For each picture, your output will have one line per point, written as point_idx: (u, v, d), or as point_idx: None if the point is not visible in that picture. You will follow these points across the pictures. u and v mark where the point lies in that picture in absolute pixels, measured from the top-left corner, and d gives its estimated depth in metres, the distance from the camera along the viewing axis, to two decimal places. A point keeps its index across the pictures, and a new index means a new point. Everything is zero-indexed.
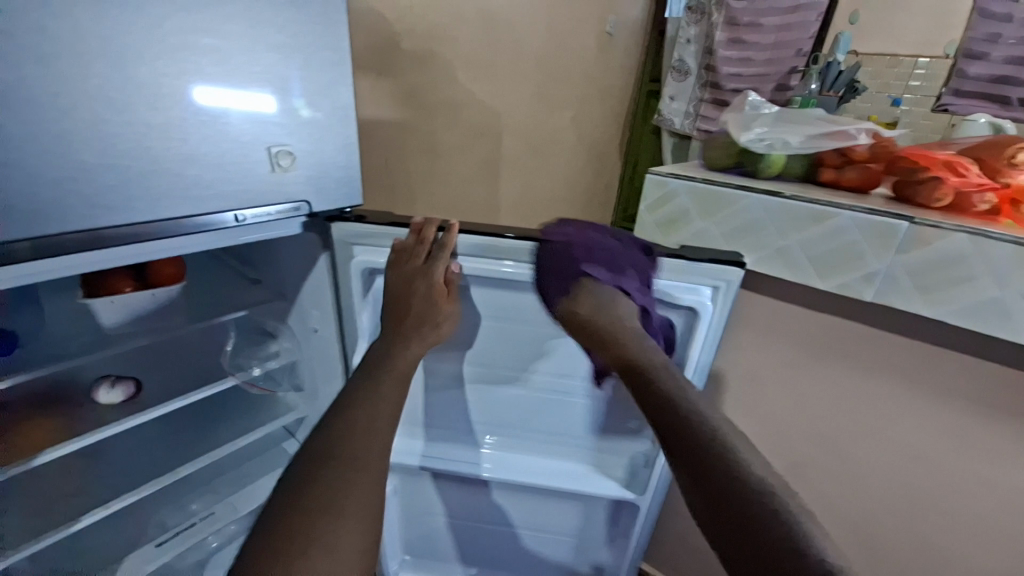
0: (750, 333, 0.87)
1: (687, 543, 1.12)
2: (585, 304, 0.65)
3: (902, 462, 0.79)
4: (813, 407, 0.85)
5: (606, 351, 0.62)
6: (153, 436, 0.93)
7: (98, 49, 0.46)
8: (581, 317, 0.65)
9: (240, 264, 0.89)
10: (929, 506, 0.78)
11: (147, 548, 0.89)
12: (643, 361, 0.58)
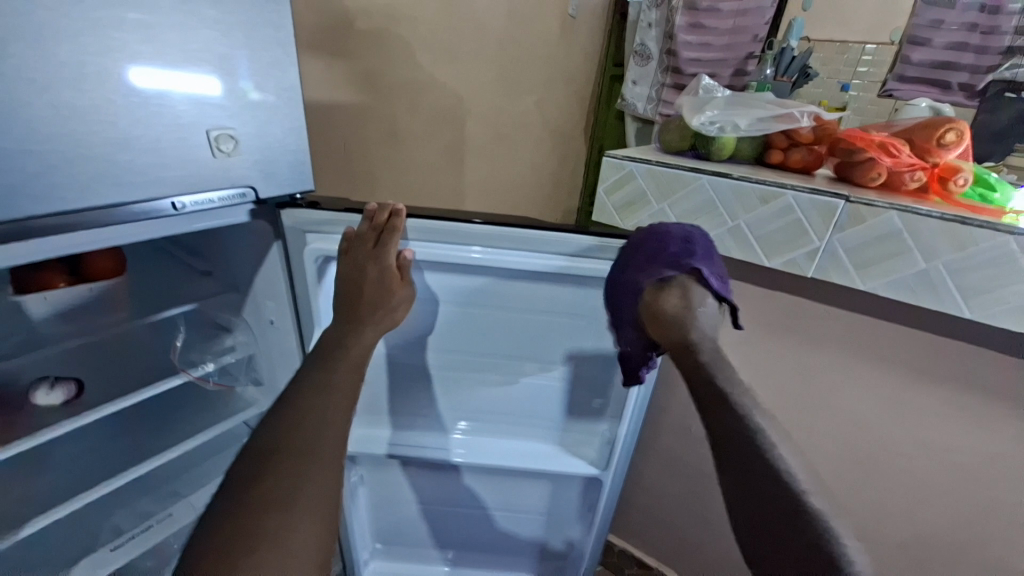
0: None
1: (652, 514, 1.17)
2: (673, 300, 0.63)
3: (845, 427, 0.84)
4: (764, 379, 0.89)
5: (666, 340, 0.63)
6: (102, 438, 0.89)
7: (10, 21, 0.42)
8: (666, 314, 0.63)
9: (191, 257, 0.84)
10: (868, 467, 0.85)
11: (102, 554, 0.86)
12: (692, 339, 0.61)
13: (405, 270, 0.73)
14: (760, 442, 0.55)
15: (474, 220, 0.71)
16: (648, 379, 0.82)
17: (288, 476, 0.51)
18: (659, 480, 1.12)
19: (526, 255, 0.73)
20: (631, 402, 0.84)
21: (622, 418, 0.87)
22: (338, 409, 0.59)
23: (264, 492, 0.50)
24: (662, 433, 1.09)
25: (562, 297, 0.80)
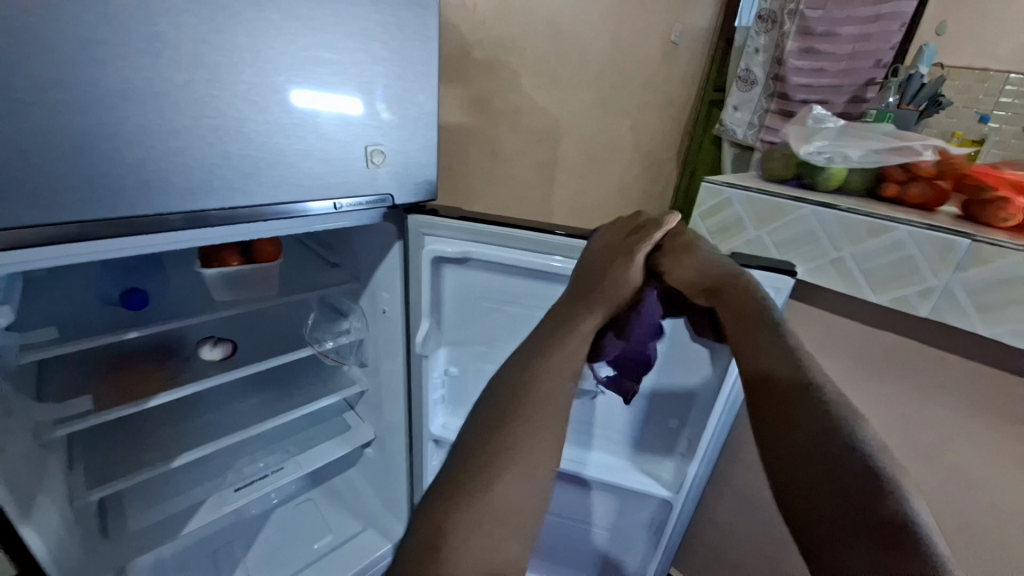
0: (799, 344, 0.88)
1: (724, 554, 1.12)
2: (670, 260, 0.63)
3: (954, 485, 0.77)
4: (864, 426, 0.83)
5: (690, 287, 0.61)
6: (240, 393, 1.08)
7: (224, 59, 0.55)
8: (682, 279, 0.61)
9: (324, 250, 1.02)
10: (979, 532, 0.76)
11: (227, 492, 1.04)
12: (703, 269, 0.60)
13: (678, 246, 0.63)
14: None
15: (555, 232, 0.78)
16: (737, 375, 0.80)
17: (519, 450, 0.52)
18: (733, 516, 1.08)
19: None
20: (707, 430, 0.84)
21: (700, 443, 0.86)
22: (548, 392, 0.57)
23: (506, 455, 0.51)
24: (741, 468, 1.04)
25: None
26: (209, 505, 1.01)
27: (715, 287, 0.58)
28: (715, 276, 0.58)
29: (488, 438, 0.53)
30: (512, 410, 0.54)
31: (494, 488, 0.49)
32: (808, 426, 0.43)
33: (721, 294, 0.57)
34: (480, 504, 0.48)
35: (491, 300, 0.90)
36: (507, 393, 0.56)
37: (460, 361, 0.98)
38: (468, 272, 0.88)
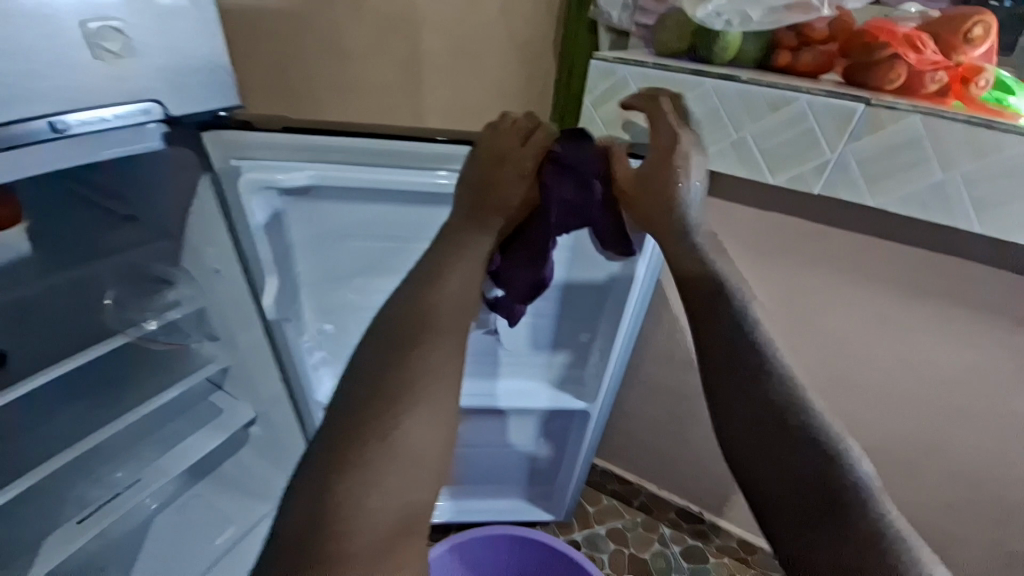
0: None
1: (636, 438, 1.20)
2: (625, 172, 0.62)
3: (828, 347, 0.83)
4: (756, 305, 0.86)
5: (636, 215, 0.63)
6: (40, 412, 0.79)
7: None
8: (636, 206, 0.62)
9: (103, 197, 0.69)
10: (846, 384, 0.84)
11: (68, 527, 0.80)
12: (656, 211, 0.60)
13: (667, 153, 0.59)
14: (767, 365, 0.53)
15: (435, 139, 0.62)
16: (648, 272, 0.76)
17: (420, 388, 0.49)
18: (643, 405, 1.14)
19: None
20: (620, 333, 0.82)
21: (613, 349, 0.84)
22: (447, 317, 0.54)
23: (406, 395, 0.49)
24: (645, 360, 1.08)
25: None
26: (47, 551, 0.77)
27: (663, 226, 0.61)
28: (675, 209, 0.59)
29: (385, 383, 0.49)
30: (409, 350, 0.51)
31: (401, 432, 0.47)
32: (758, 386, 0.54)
33: (660, 225, 0.61)
34: (383, 459, 0.45)
35: (358, 235, 0.73)
36: (401, 339, 0.52)
37: (334, 315, 0.83)
38: (322, 206, 0.69)
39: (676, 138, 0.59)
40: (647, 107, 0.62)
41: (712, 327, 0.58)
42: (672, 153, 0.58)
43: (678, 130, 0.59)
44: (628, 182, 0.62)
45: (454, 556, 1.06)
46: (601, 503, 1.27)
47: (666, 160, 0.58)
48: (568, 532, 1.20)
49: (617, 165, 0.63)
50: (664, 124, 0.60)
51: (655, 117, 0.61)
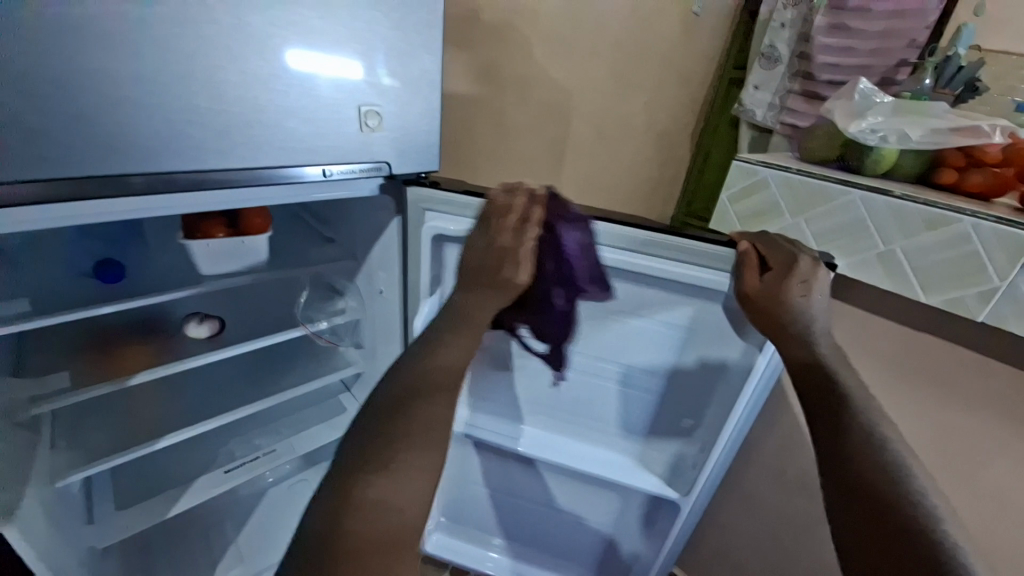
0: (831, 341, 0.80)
1: (728, 554, 1.09)
2: (757, 283, 0.63)
3: (987, 505, 0.70)
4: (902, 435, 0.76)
5: (761, 324, 0.63)
6: (229, 374, 1.02)
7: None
8: (759, 317, 0.63)
9: (318, 224, 0.95)
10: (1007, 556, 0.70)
11: (216, 474, 0.97)
12: (781, 325, 0.62)
13: (789, 269, 0.62)
14: (891, 492, 0.49)
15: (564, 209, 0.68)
16: (766, 374, 0.71)
17: (417, 442, 0.54)
18: (740, 515, 1.04)
19: (616, 254, 0.68)
20: (727, 428, 0.75)
21: (715, 445, 0.79)
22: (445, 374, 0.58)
23: (406, 450, 0.54)
24: (754, 468, 0.99)
25: (656, 300, 0.73)
26: (198, 487, 0.93)
27: (783, 337, 0.63)
28: (800, 322, 0.61)
29: (393, 435, 0.55)
30: (410, 409, 0.56)
31: (398, 482, 0.52)
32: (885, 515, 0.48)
33: (788, 336, 0.62)
34: (382, 507, 0.51)
35: None
36: (404, 396, 0.57)
37: None
38: None
39: (793, 257, 0.63)
40: (756, 239, 0.67)
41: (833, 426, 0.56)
42: (793, 269, 0.62)
43: (794, 251, 0.64)
44: (756, 294, 0.62)
45: None
46: None
47: (791, 273, 0.61)
48: None
49: (743, 276, 0.64)
50: (778, 246, 0.65)
51: (768, 243, 0.66)
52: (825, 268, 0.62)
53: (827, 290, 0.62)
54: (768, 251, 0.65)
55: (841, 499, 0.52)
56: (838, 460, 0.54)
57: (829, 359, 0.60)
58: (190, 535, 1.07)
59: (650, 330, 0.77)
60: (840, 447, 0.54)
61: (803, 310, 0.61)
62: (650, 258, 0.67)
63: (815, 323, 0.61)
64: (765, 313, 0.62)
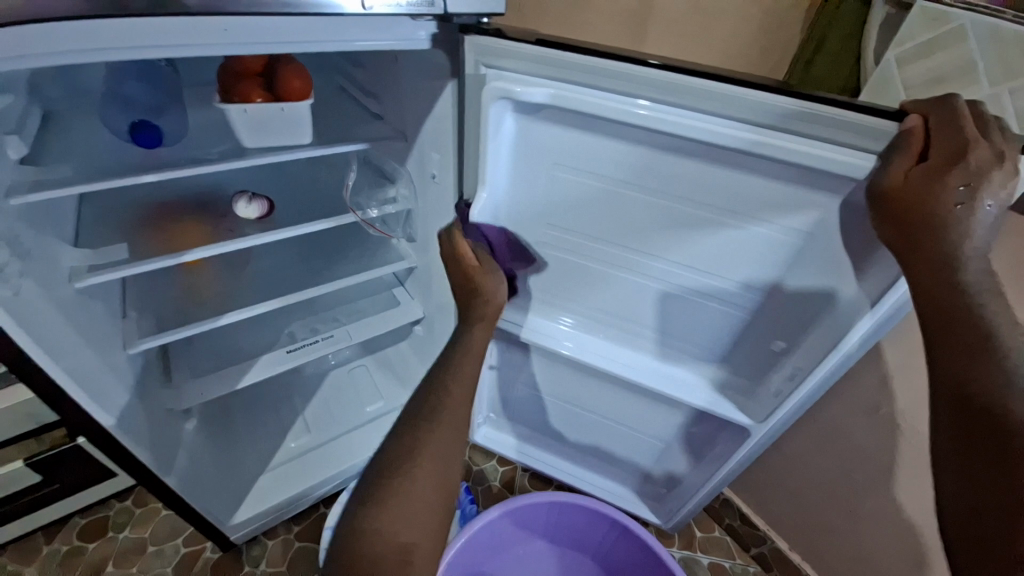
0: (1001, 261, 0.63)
1: (785, 482, 1.04)
2: (902, 171, 0.46)
3: None
4: None
5: (890, 230, 0.49)
6: (285, 259, 1.00)
7: None
8: (888, 216, 0.48)
9: (368, 97, 0.83)
10: None
11: (279, 352, 0.99)
12: (926, 238, 0.47)
13: (954, 163, 0.45)
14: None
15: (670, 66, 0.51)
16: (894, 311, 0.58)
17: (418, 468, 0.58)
18: (810, 447, 0.96)
19: (736, 130, 0.52)
20: (829, 357, 0.64)
21: (809, 374, 0.67)
22: None
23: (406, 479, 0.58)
24: (835, 401, 0.89)
25: (769, 198, 0.58)
26: (263, 363, 0.97)
27: (922, 250, 0.47)
28: (956, 234, 0.46)
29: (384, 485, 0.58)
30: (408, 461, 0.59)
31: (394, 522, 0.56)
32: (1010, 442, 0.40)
33: (938, 247, 0.46)
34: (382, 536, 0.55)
35: (576, 169, 0.65)
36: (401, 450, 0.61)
37: (518, 242, 0.77)
38: (542, 129, 0.64)
39: (969, 143, 0.45)
40: (931, 108, 0.47)
41: (964, 355, 0.44)
42: (962, 163, 0.45)
43: (975, 136, 0.45)
44: (902, 190, 0.46)
45: (550, 511, 1.07)
46: (712, 532, 1.19)
47: (955, 169, 0.45)
48: (667, 543, 1.15)
49: (892, 165, 0.47)
50: (954, 127, 0.46)
51: (942, 118, 0.46)
52: (1012, 165, 0.44)
53: (1006, 195, 0.44)
54: (941, 130, 0.46)
55: (959, 479, 0.43)
56: (960, 386, 0.44)
57: (988, 284, 0.46)
58: (262, 406, 1.15)
59: (759, 237, 0.61)
60: (981, 374, 0.43)
61: (955, 223, 0.46)
62: (804, 140, 0.50)
63: (971, 233, 0.46)
64: (901, 215, 0.47)
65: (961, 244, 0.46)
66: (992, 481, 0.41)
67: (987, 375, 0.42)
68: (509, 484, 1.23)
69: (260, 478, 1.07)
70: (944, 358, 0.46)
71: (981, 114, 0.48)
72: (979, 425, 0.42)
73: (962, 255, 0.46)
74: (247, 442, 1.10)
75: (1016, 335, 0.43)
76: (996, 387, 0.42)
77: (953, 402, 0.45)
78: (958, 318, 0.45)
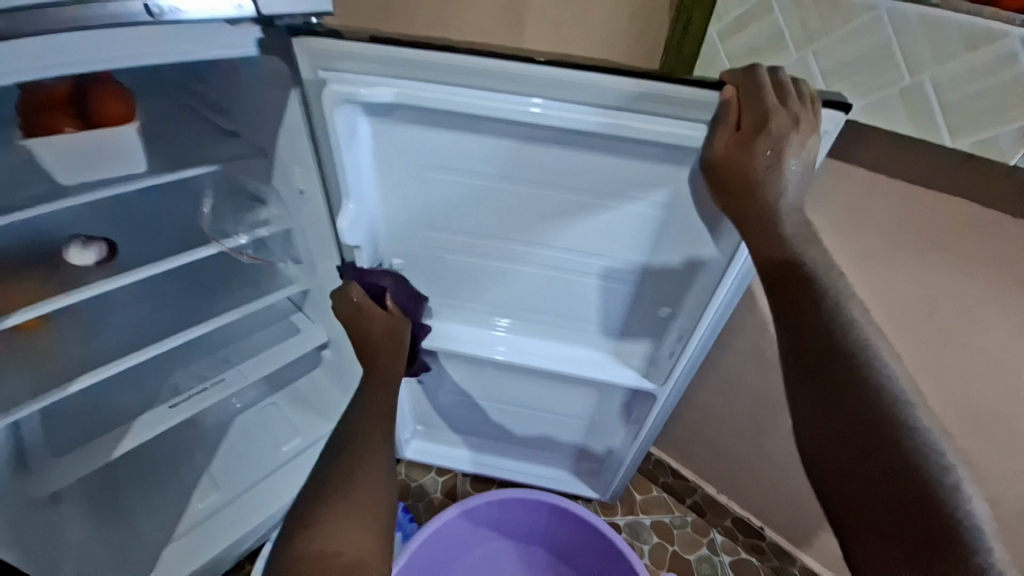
0: (833, 205, 0.72)
1: (703, 434, 1.11)
2: (722, 143, 0.51)
3: (960, 361, 0.71)
4: (901, 302, 0.73)
5: (723, 197, 0.54)
6: (152, 303, 0.89)
7: None
8: (719, 184, 0.53)
9: (215, 114, 0.75)
10: (977, 410, 0.72)
11: (162, 409, 0.87)
12: (753, 200, 0.52)
13: (762, 131, 0.49)
14: (858, 357, 0.45)
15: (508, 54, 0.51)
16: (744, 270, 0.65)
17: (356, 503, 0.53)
18: (716, 397, 1.04)
19: (583, 112, 0.53)
20: (709, 314, 0.69)
21: (696, 333, 0.72)
22: None
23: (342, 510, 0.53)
24: (730, 351, 0.97)
25: (629, 175, 0.60)
26: (142, 424, 0.84)
27: (754, 213, 0.52)
28: (774, 194, 0.51)
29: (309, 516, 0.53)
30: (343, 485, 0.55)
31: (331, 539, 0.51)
32: (834, 367, 0.46)
33: (764, 206, 0.51)
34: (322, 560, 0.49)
35: (447, 167, 0.64)
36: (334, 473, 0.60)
37: (405, 247, 0.74)
38: (400, 129, 0.61)
39: (771, 111, 0.49)
40: (738, 81, 0.52)
41: (790, 296, 0.49)
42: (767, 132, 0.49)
43: (774, 104, 0.50)
44: (725, 161, 0.51)
45: (495, 509, 1.07)
46: (650, 493, 1.25)
47: (760, 137, 0.49)
48: (611, 513, 1.20)
49: (714, 138, 0.52)
50: (756, 97, 0.50)
51: (746, 91, 0.51)
52: (807, 128, 0.49)
53: (806, 155, 0.50)
54: (749, 100, 0.50)
55: (808, 410, 0.48)
56: (794, 330, 0.48)
57: (801, 234, 0.51)
58: (156, 469, 1.01)
59: (629, 213, 0.64)
60: (806, 315, 0.48)
61: (773, 185, 0.51)
62: (648, 118, 0.53)
63: (785, 193, 0.51)
64: (728, 184, 0.52)
65: (779, 199, 0.51)
66: (829, 409, 0.46)
67: (814, 317, 0.47)
68: (451, 493, 1.20)
69: (165, 550, 0.95)
70: (777, 304, 0.50)
71: (784, 79, 0.52)
72: (811, 362, 0.47)
73: (785, 208, 0.51)
74: (144, 514, 0.97)
75: (834, 272, 0.49)
76: (826, 323, 0.46)
77: (791, 344, 0.49)
78: (788, 269, 0.49)
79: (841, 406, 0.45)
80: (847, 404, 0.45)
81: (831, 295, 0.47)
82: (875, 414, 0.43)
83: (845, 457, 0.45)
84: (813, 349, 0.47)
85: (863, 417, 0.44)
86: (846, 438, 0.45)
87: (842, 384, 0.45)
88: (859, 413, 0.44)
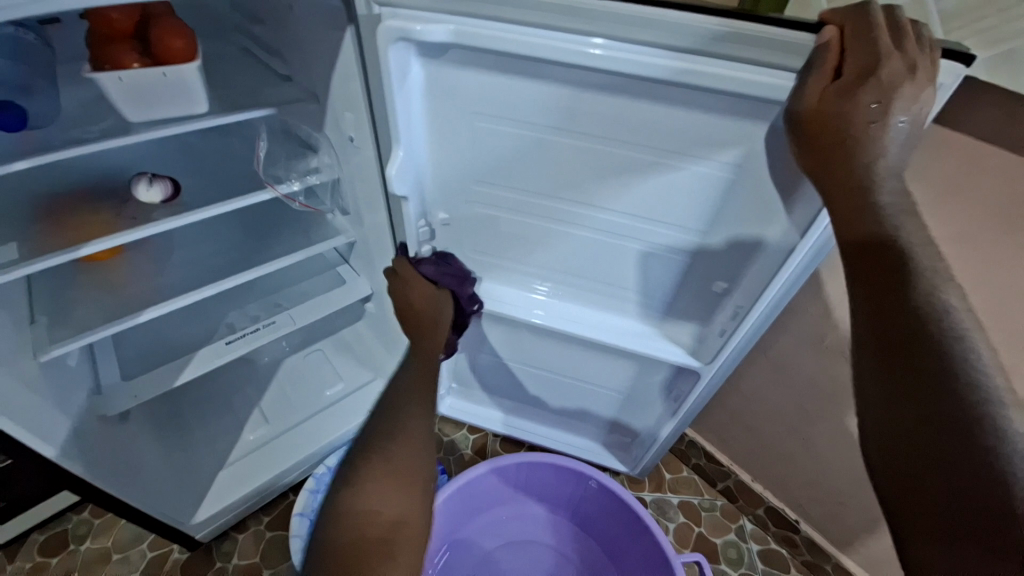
0: (934, 178, 0.63)
1: (744, 418, 1.07)
2: (814, 94, 0.45)
3: None
4: (998, 294, 0.64)
5: (810, 158, 0.48)
6: (212, 244, 0.93)
7: None
8: (806, 142, 0.48)
9: (272, 57, 0.75)
10: None
11: (219, 344, 0.92)
12: (845, 162, 0.46)
13: (868, 78, 0.44)
14: (949, 346, 0.40)
15: None
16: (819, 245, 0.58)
17: (396, 469, 0.63)
18: (763, 382, 0.99)
19: (654, 55, 0.49)
20: (770, 291, 0.64)
21: (752, 311, 0.67)
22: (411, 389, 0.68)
23: (387, 478, 0.62)
24: (784, 335, 0.91)
25: (697, 130, 0.55)
26: (201, 356, 0.90)
27: (844, 176, 0.47)
28: (872, 154, 0.46)
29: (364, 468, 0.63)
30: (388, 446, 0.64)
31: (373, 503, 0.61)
32: (916, 355, 0.41)
33: (858, 168, 0.46)
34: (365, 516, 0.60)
35: (500, 117, 0.61)
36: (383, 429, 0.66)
37: (450, 202, 0.73)
38: (454, 73, 0.58)
39: (883, 55, 0.43)
40: (845, 19, 0.45)
41: (876, 276, 0.44)
42: (875, 79, 0.43)
43: (887, 47, 0.43)
44: (816, 115, 0.46)
45: (523, 471, 1.08)
46: (681, 473, 1.23)
47: (867, 85, 0.44)
48: (638, 489, 1.19)
49: (805, 86, 0.46)
50: (866, 39, 0.44)
51: (854, 31, 0.44)
52: (924, 77, 0.43)
53: (917, 109, 0.44)
54: (855, 43, 0.44)
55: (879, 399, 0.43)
56: (876, 311, 0.44)
57: (898, 204, 0.45)
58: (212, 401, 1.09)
59: (692, 174, 0.59)
60: (892, 296, 0.43)
61: (871, 143, 0.46)
62: (729, 62, 0.47)
63: (882, 155, 0.46)
64: (818, 141, 0.47)
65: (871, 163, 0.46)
66: (904, 399, 0.41)
67: (902, 298, 0.42)
68: (481, 451, 1.23)
69: (219, 473, 1.04)
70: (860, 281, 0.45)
71: (899, 20, 0.45)
72: (891, 346, 0.42)
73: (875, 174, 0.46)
74: (201, 440, 1.05)
75: (928, 250, 0.43)
76: (916, 305, 0.41)
77: (870, 327, 0.44)
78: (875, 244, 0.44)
79: (918, 397, 0.40)
80: (926, 397, 0.40)
81: (924, 275, 0.42)
82: (959, 410, 0.38)
83: (917, 452, 0.40)
84: (894, 332, 0.42)
85: (945, 412, 0.39)
86: (919, 431, 0.40)
87: (923, 373, 0.40)
88: (941, 406, 0.39)
